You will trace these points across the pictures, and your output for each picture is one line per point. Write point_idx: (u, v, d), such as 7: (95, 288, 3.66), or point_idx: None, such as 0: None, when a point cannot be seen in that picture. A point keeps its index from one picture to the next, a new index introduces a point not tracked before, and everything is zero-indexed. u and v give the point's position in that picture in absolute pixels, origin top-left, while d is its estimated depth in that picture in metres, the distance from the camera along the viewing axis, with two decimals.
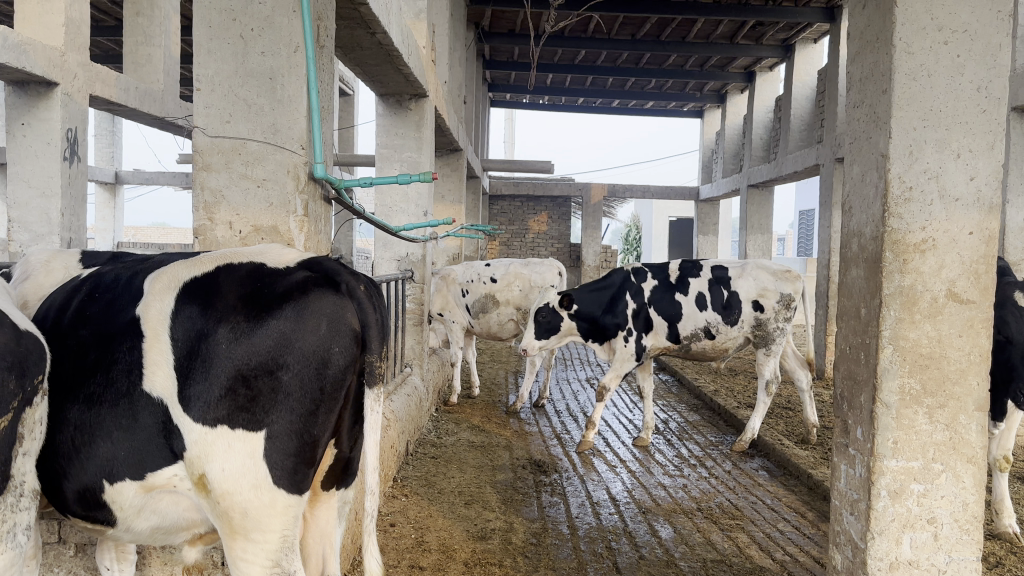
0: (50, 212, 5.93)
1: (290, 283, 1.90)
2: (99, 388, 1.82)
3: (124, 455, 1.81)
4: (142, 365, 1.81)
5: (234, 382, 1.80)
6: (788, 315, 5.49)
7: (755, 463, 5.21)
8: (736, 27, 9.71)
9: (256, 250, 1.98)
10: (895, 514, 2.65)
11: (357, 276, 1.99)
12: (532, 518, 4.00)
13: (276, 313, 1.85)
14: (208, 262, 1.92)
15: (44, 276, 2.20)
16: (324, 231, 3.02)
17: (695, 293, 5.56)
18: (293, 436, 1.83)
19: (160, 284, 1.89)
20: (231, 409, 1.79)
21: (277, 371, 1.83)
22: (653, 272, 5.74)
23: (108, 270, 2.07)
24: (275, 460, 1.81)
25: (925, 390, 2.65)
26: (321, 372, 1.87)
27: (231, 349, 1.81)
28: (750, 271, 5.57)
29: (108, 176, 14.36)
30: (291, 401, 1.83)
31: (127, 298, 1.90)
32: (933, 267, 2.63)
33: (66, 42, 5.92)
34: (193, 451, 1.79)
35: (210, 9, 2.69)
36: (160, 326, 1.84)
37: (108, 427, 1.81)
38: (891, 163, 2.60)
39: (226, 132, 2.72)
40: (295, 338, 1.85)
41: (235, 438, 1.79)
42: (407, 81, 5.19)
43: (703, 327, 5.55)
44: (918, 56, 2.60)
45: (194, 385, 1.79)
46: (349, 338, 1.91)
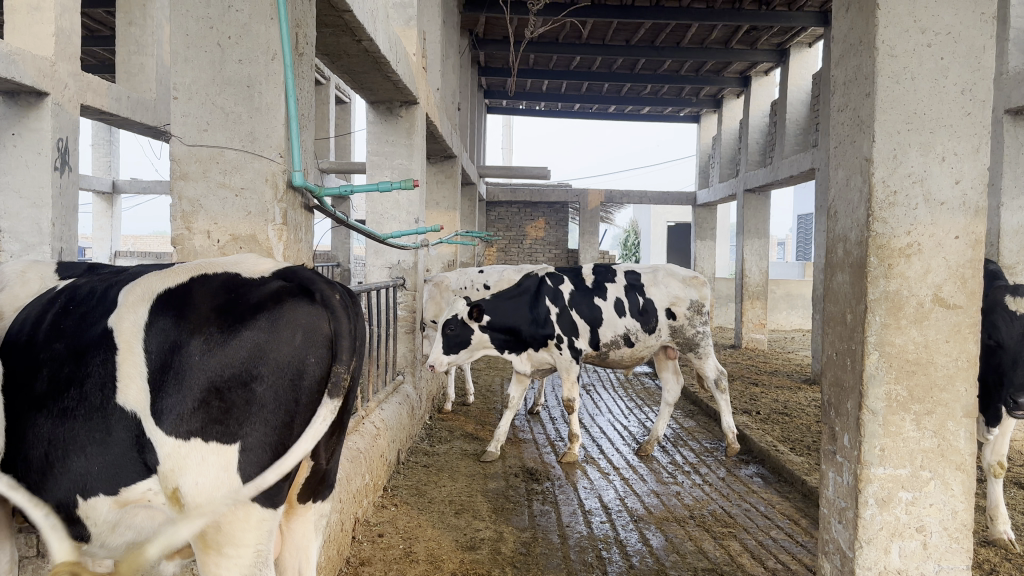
0: (40, 222, 5.91)
1: (265, 293, 1.85)
2: (73, 401, 1.76)
3: (98, 471, 1.75)
4: (115, 378, 1.75)
5: (207, 395, 1.74)
6: (702, 320, 5.46)
7: (750, 470, 5.17)
8: (731, 31, 9.69)
9: (230, 260, 1.92)
10: (882, 523, 2.61)
11: (334, 285, 1.93)
12: (523, 527, 3.96)
13: (250, 324, 1.80)
14: (182, 272, 1.85)
15: (19, 286, 2.14)
16: (306, 239, 2.98)
17: (612, 297, 5.48)
18: (267, 448, 1.78)
19: (133, 296, 1.82)
20: (204, 422, 1.74)
21: (251, 382, 1.78)
22: (569, 276, 5.63)
23: (84, 282, 2.01)
24: (248, 473, 1.77)
25: (912, 396, 2.61)
26: (296, 382, 1.82)
27: (204, 360, 1.75)
28: (661, 277, 5.56)
29: (105, 186, 14.36)
30: (266, 412, 1.79)
31: (100, 309, 1.84)
32: (919, 272, 2.60)
33: (56, 51, 5.92)
34: (166, 465, 1.73)
35: (187, 17, 2.67)
36: (133, 338, 1.77)
37: (82, 441, 1.75)
38: (875, 167, 2.57)
39: (203, 141, 2.70)
40: (270, 349, 1.80)
41: (208, 451, 1.74)
42: (396, 88, 5.17)
43: (622, 333, 5.47)
44: (901, 59, 2.57)
45: (167, 398, 1.73)
46: (324, 348, 1.86)
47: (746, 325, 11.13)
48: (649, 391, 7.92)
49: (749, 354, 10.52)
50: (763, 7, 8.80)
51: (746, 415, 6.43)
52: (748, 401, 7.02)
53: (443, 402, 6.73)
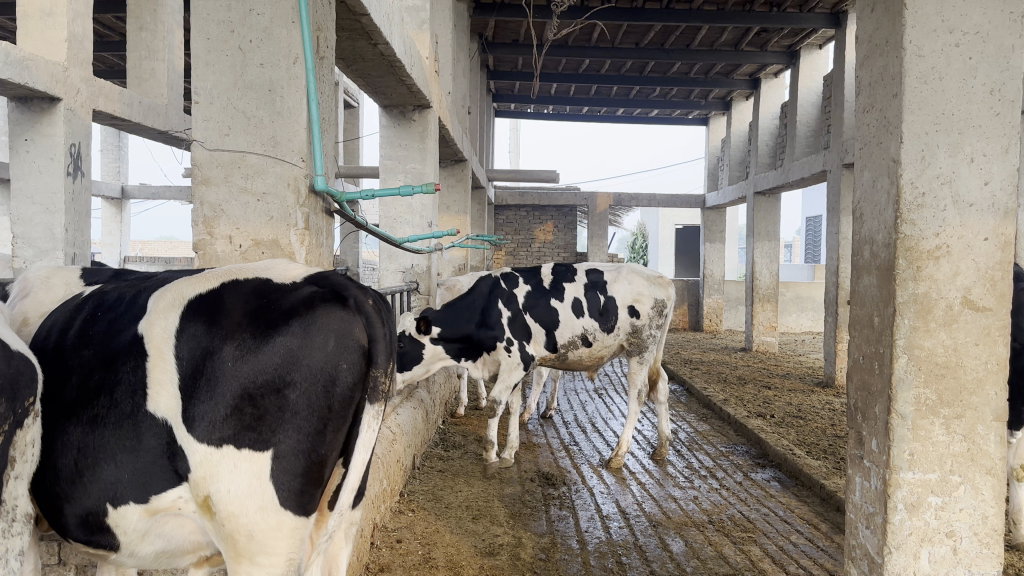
0: (53, 228, 5.91)
1: (297, 298, 1.82)
2: (103, 409, 1.74)
3: (128, 479, 1.73)
4: (145, 385, 1.73)
5: (240, 401, 1.72)
6: (660, 322, 5.40)
7: (766, 473, 5.13)
8: (741, 33, 9.67)
9: (261, 265, 1.90)
10: (912, 528, 2.58)
11: (365, 290, 1.90)
12: (541, 532, 3.93)
13: (282, 330, 1.77)
14: (212, 278, 1.84)
15: (45, 292, 2.12)
16: (327, 243, 2.97)
17: (571, 297, 5.25)
18: (300, 456, 1.75)
19: (163, 302, 1.80)
20: (237, 428, 1.71)
21: (284, 389, 1.75)
22: (524, 276, 5.34)
23: (111, 287, 1.99)
24: (281, 481, 1.74)
25: (941, 400, 2.58)
26: (329, 389, 1.79)
27: (237, 367, 1.73)
28: (625, 275, 5.39)
29: (114, 191, 14.39)
30: (299, 419, 1.76)
31: (130, 315, 1.82)
32: (948, 274, 2.57)
33: (69, 57, 5.92)
34: (199, 472, 1.71)
35: (208, 20, 2.66)
36: (164, 344, 1.76)
37: (112, 449, 1.73)
38: (903, 168, 2.55)
39: (225, 145, 2.69)
40: (302, 355, 1.77)
41: (241, 459, 1.72)
42: (410, 92, 5.16)
43: (580, 334, 5.24)
44: (929, 59, 2.54)
45: (199, 404, 1.71)
46: (358, 354, 1.83)
47: (756, 328, 11.09)
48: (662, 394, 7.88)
49: (761, 356, 10.47)
50: (774, 9, 8.77)
51: (761, 418, 6.38)
52: (762, 405, 6.98)
53: (456, 406, 6.71)
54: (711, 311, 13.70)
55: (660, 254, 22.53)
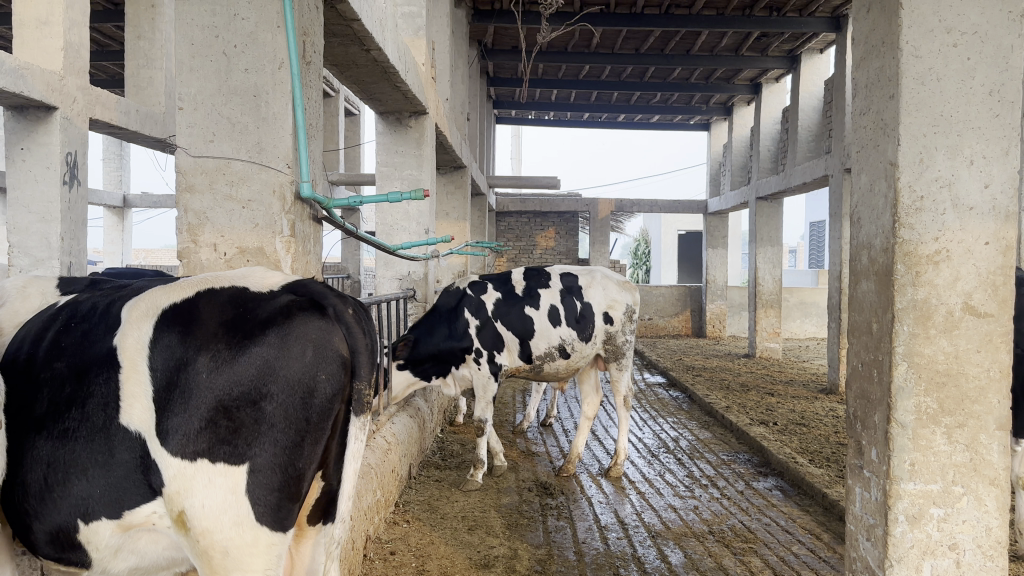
0: (50, 237, 5.87)
1: (274, 307, 1.78)
2: (74, 422, 1.69)
3: (100, 494, 1.68)
4: (119, 397, 1.68)
5: (215, 414, 1.67)
6: (632, 326, 5.39)
7: (768, 482, 5.06)
8: (742, 39, 9.63)
9: (238, 274, 1.85)
10: (914, 541, 2.51)
11: (345, 299, 1.86)
12: (537, 543, 3.87)
13: (259, 340, 1.72)
14: (187, 287, 1.79)
15: (19, 302, 2.09)
16: (315, 251, 2.92)
17: (546, 306, 5.10)
18: (277, 470, 1.70)
19: (138, 312, 1.75)
20: (212, 442, 1.66)
21: (261, 402, 1.70)
22: (495, 283, 5.15)
23: (85, 297, 1.94)
24: (257, 496, 1.68)
25: (942, 409, 2.52)
26: (307, 401, 1.74)
27: (212, 379, 1.68)
28: (599, 280, 5.31)
29: (116, 200, 14.40)
30: (276, 432, 1.70)
31: (104, 326, 1.77)
32: (948, 279, 2.51)
33: (65, 65, 5.91)
34: (172, 487, 1.66)
35: (191, 25, 2.62)
36: (138, 356, 1.71)
37: (84, 463, 1.68)
38: (900, 171, 2.49)
39: (209, 152, 2.65)
40: (279, 365, 1.72)
41: (216, 473, 1.66)
42: (405, 99, 5.12)
43: (557, 344, 5.10)
44: (926, 60, 2.49)
45: (173, 417, 1.66)
46: (336, 365, 1.78)
47: (759, 334, 11.01)
48: (663, 402, 7.81)
49: (764, 363, 10.39)
50: (774, 13, 8.75)
51: (763, 426, 6.32)
52: (764, 412, 6.92)
53: (455, 414, 6.65)
54: (714, 317, 13.62)
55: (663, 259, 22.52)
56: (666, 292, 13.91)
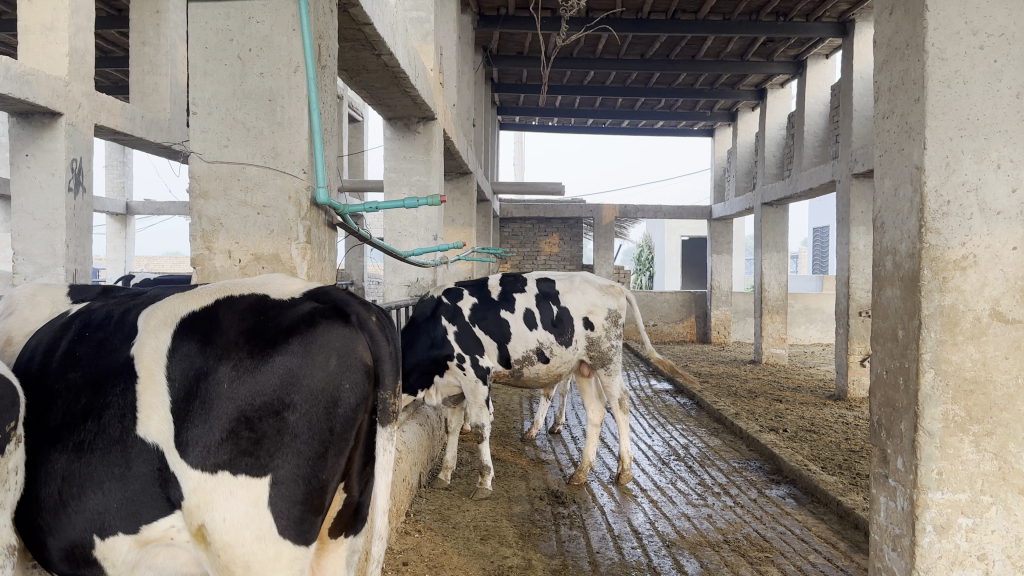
0: (55, 244, 5.83)
1: (296, 315, 1.73)
2: (90, 435, 1.65)
3: (115, 509, 1.63)
4: (136, 408, 1.64)
5: (237, 425, 1.62)
6: (618, 332, 5.09)
7: (781, 490, 5.01)
8: (747, 44, 9.61)
9: (258, 281, 1.81)
10: (941, 551, 2.46)
11: (368, 305, 1.81)
12: (551, 553, 3.82)
13: (281, 349, 1.68)
14: (205, 295, 1.75)
15: (31, 310, 2.05)
16: (330, 257, 2.88)
17: (521, 309, 4.92)
18: (300, 482, 1.65)
19: (155, 320, 1.71)
20: (233, 453, 1.61)
21: (283, 412, 1.65)
22: (471, 289, 4.95)
23: (100, 306, 1.90)
24: (280, 508, 1.63)
25: (970, 417, 2.47)
26: (331, 411, 1.69)
27: (234, 389, 1.63)
28: (578, 285, 5.09)
29: (118, 207, 14.37)
30: (299, 443, 1.66)
31: (119, 335, 1.73)
32: (975, 285, 2.47)
33: (70, 71, 5.88)
34: (191, 500, 1.61)
35: (205, 29, 2.59)
36: (155, 365, 1.66)
37: (100, 477, 1.63)
38: (927, 175, 2.45)
39: (223, 157, 2.61)
40: (302, 375, 1.67)
41: (237, 485, 1.61)
42: (414, 104, 5.08)
43: (535, 348, 4.92)
44: (952, 62, 2.45)
45: (193, 429, 1.62)
46: (361, 373, 1.73)
47: (765, 340, 10.96)
48: (671, 409, 7.75)
49: (771, 369, 10.33)
50: (780, 19, 8.72)
51: (774, 433, 6.27)
52: (774, 418, 6.87)
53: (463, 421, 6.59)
54: (719, 323, 13.56)
55: (666, 265, 22.49)
56: (670, 298, 13.88)
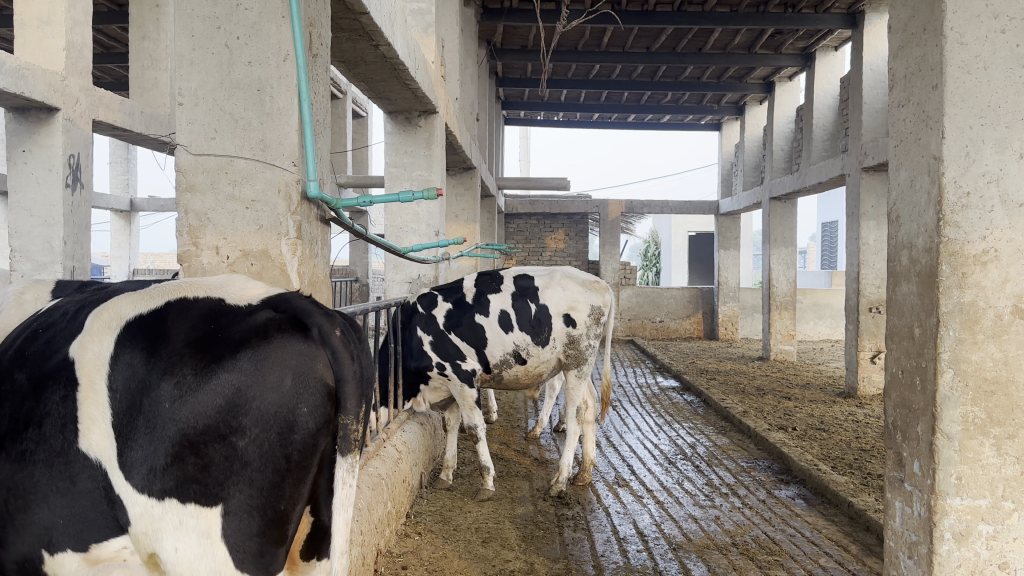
0: (53, 241, 5.75)
1: (248, 326, 1.58)
2: (32, 443, 1.53)
3: (62, 525, 1.51)
4: (76, 418, 1.52)
5: (181, 450, 1.50)
6: (600, 330, 4.79)
7: (790, 491, 4.89)
8: (755, 35, 9.46)
9: (215, 283, 1.68)
10: (961, 560, 2.35)
11: (331, 317, 1.65)
12: (555, 557, 3.72)
13: (229, 365, 1.54)
14: (157, 295, 1.63)
15: (15, 309, 1.94)
16: (322, 254, 2.77)
17: (497, 311, 4.65)
18: (254, 513, 1.52)
19: (98, 322, 1.59)
20: (179, 480, 1.50)
21: (231, 436, 1.52)
22: (443, 293, 4.75)
23: (61, 304, 1.78)
24: (235, 542, 1.51)
25: (991, 419, 2.36)
26: (285, 437, 1.55)
27: (176, 409, 1.50)
28: (558, 280, 4.75)
29: (122, 204, 14.26)
30: (250, 471, 1.52)
31: (65, 335, 1.61)
32: (996, 281, 2.36)
33: (67, 66, 5.79)
34: (138, 526, 1.51)
35: (191, 17, 2.49)
36: (96, 373, 1.54)
37: (44, 490, 1.51)
38: (946, 166, 2.34)
39: (211, 149, 2.52)
40: (252, 395, 1.53)
41: (186, 514, 1.50)
42: (415, 97, 4.99)
43: (512, 351, 4.66)
44: (972, 46, 2.34)
45: (136, 450, 1.50)
46: (319, 396, 1.59)
47: (774, 337, 10.83)
48: (678, 407, 7.63)
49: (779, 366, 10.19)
50: (788, 10, 8.61)
51: (783, 432, 6.15)
52: (782, 417, 6.75)
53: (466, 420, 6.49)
54: (726, 319, 13.43)
55: (673, 261, 22.39)
56: (678, 295, 13.74)
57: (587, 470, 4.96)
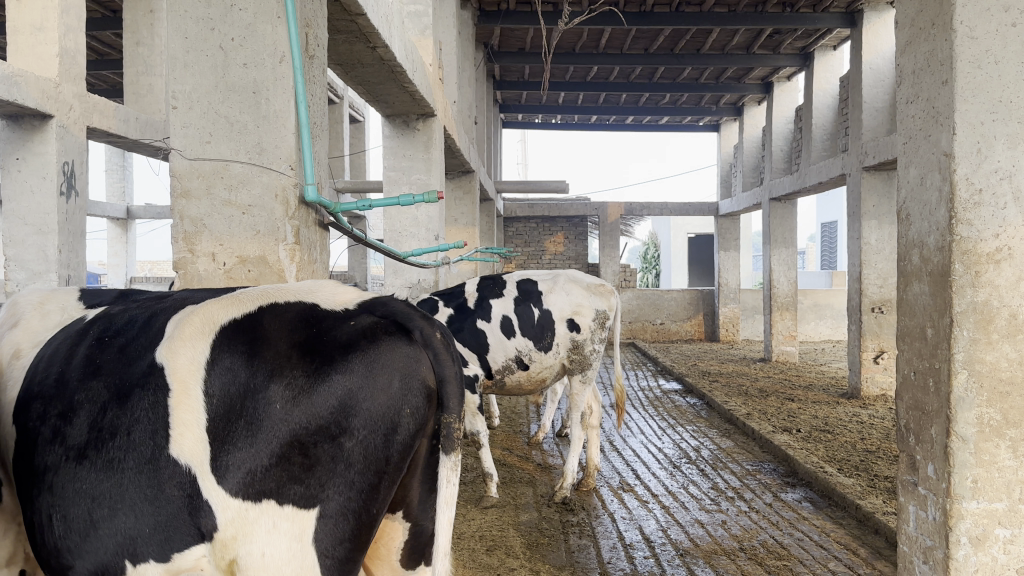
0: (47, 250, 5.68)
1: (355, 328, 1.50)
2: (119, 451, 1.41)
3: (148, 534, 1.38)
4: (168, 424, 1.40)
5: (288, 450, 1.39)
6: (605, 335, 4.71)
7: (797, 493, 4.84)
8: (753, 35, 9.43)
9: (304, 287, 1.58)
10: (978, 565, 2.30)
11: (433, 321, 1.58)
12: (561, 564, 3.66)
13: (340, 365, 1.45)
14: (248, 300, 1.52)
15: (37, 320, 1.77)
16: (321, 259, 2.73)
17: (498, 317, 4.60)
18: (349, 516, 1.42)
19: (190, 327, 1.48)
20: (281, 481, 1.39)
21: (340, 438, 1.42)
22: (444, 298, 4.70)
23: (120, 309, 1.68)
24: (325, 547, 1.39)
25: (1007, 421, 2.31)
26: (389, 438, 1.46)
27: (288, 410, 1.40)
28: (562, 284, 4.70)
29: (119, 212, 14.15)
30: (353, 473, 1.43)
31: (145, 340, 1.51)
32: (1010, 280, 2.31)
33: (60, 72, 5.75)
34: (227, 531, 1.37)
35: (186, 18, 2.45)
36: (191, 379, 1.43)
37: (131, 498, 1.39)
38: (957, 162, 2.29)
39: (206, 153, 2.47)
40: (363, 396, 1.45)
41: (281, 517, 1.38)
42: (413, 100, 4.94)
43: (514, 356, 4.60)
44: (983, 41, 2.29)
45: (236, 452, 1.38)
46: (423, 398, 1.51)
47: (775, 337, 10.76)
48: (681, 409, 7.58)
49: (782, 367, 10.12)
50: (787, 9, 8.56)
51: (787, 434, 6.09)
52: (786, 418, 6.70)
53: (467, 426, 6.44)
54: (727, 321, 13.37)
55: (672, 264, 22.40)
56: (678, 296, 13.68)
57: (592, 474, 4.89)
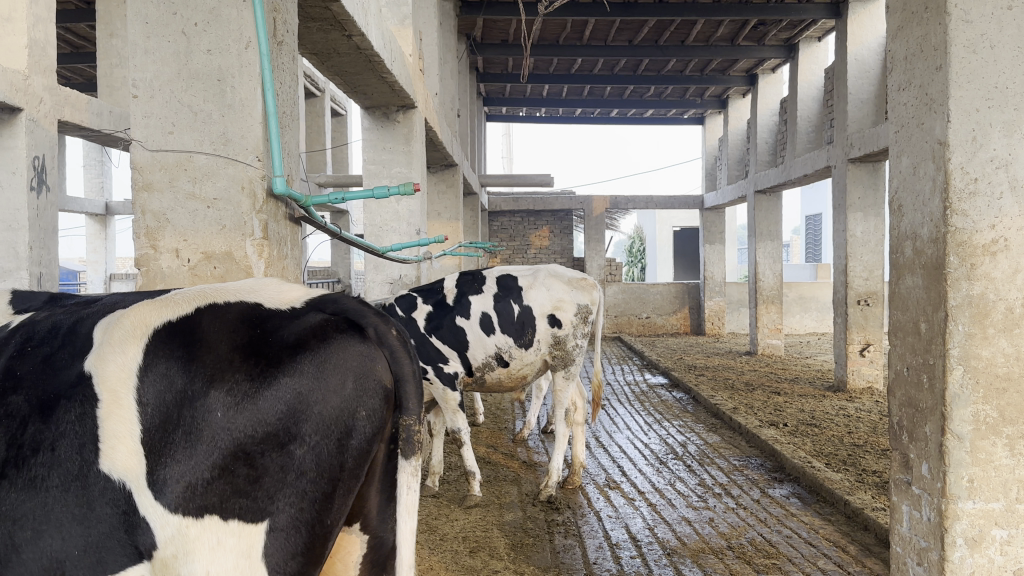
0: (17, 246, 5.47)
1: (303, 328, 1.44)
2: (42, 468, 1.28)
3: (76, 557, 1.25)
4: (98, 437, 1.30)
5: (231, 461, 1.33)
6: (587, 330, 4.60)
7: (784, 489, 4.78)
8: (738, 26, 9.36)
9: (245, 287, 1.51)
10: (974, 566, 2.23)
11: (387, 318, 1.53)
12: (545, 565, 3.57)
13: (288, 367, 1.39)
14: (182, 301, 1.44)
15: None
16: (292, 256, 2.62)
17: (479, 313, 4.50)
18: (302, 529, 1.36)
19: (120, 330, 1.39)
20: (224, 495, 1.32)
21: (290, 444, 1.36)
22: (424, 294, 4.60)
23: (44, 315, 1.53)
24: (276, 563, 1.33)
25: (1003, 418, 2.23)
26: (343, 443, 1.40)
27: (230, 417, 1.34)
28: (542, 279, 4.58)
29: (97, 208, 13.91)
30: (304, 483, 1.37)
31: (72, 350, 1.38)
32: (1006, 272, 2.24)
33: (29, 64, 5.59)
34: (166, 549, 1.29)
35: (146, 2, 2.33)
36: (122, 388, 1.33)
37: (57, 518, 1.25)
38: (951, 151, 2.21)
39: (169, 144, 2.35)
40: (313, 400, 1.39)
41: (227, 532, 1.32)
42: (392, 91, 4.82)
43: (494, 353, 4.52)
44: (978, 24, 2.21)
45: (175, 464, 1.31)
46: (379, 398, 1.46)
47: (761, 331, 10.69)
48: (667, 404, 7.52)
49: (767, 361, 10.07)
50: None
51: (774, 428, 6.04)
52: (773, 412, 6.65)
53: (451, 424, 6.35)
54: (713, 314, 13.31)
55: (659, 257, 22.35)
56: (663, 290, 13.63)
57: (576, 471, 4.81)
